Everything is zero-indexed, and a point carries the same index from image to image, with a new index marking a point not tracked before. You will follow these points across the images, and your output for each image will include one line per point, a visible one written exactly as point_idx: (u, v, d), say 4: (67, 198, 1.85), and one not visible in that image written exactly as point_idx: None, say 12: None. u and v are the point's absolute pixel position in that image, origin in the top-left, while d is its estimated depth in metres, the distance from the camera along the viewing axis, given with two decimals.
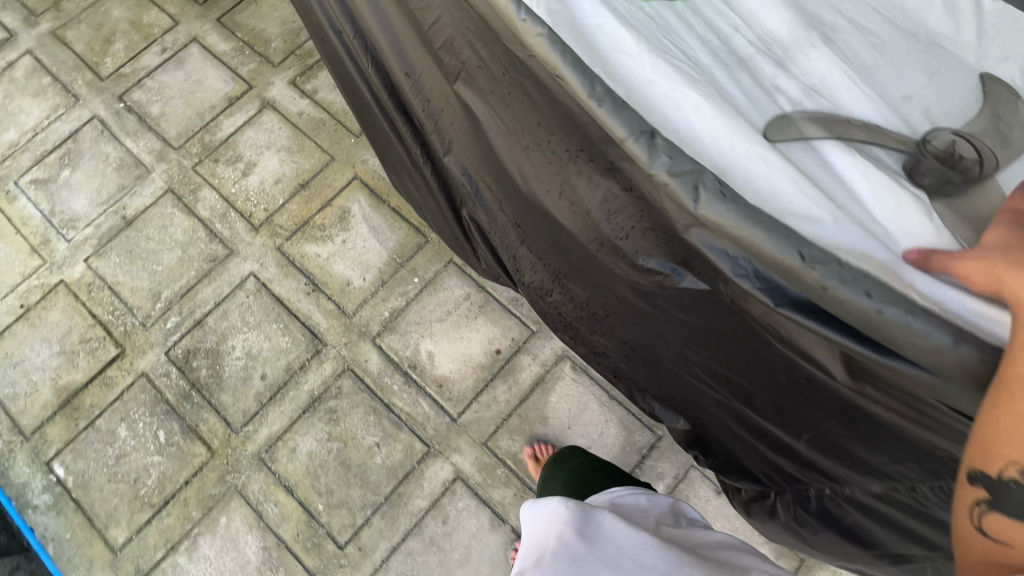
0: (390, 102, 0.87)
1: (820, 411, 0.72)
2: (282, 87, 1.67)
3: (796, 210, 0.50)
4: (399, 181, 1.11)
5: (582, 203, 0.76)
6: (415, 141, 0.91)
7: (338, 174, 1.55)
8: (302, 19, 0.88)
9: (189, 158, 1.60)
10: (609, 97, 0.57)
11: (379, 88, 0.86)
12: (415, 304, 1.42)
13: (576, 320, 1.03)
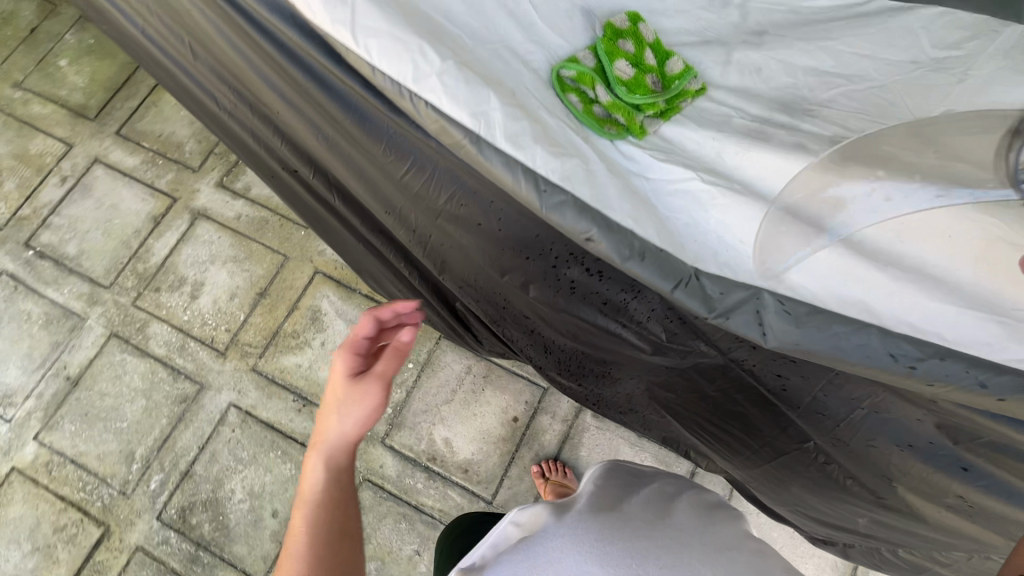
0: (367, 231, 0.81)
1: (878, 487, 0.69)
2: (210, 192, 1.53)
3: (864, 295, 0.46)
4: (379, 286, 1.02)
5: (598, 293, 0.70)
6: (402, 260, 0.85)
7: (297, 272, 1.44)
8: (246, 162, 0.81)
9: (125, 294, 1.45)
10: (644, 251, 0.49)
11: (352, 218, 0.81)
12: (417, 391, 1.34)
13: (599, 386, 0.98)
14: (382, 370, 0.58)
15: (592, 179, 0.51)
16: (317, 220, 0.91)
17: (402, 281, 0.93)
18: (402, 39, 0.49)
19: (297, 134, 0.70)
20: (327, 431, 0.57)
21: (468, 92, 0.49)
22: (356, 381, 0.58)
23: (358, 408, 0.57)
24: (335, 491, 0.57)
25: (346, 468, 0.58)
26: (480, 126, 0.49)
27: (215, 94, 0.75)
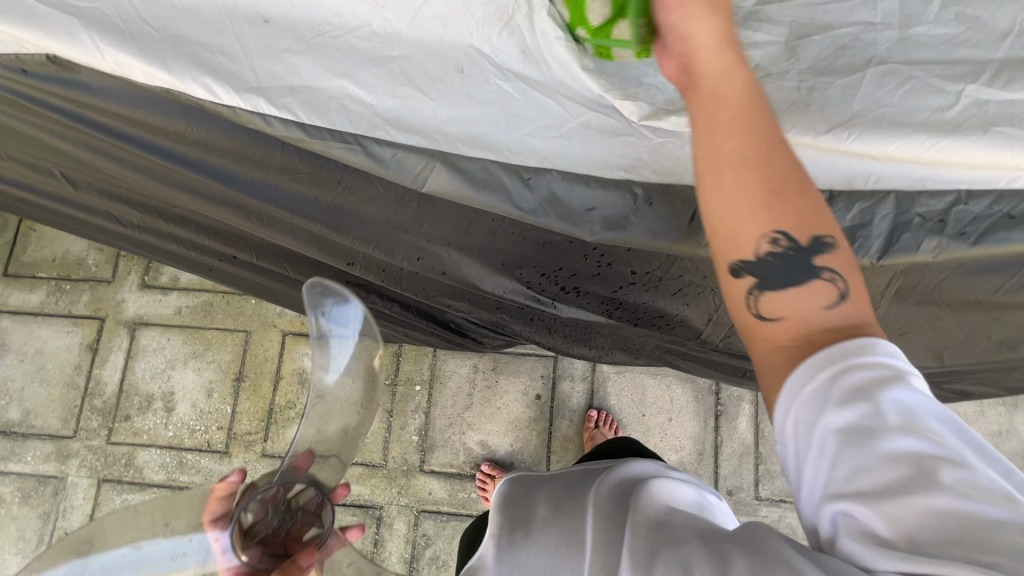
0: (332, 288, 0.83)
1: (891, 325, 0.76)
2: (137, 298, 1.40)
3: (867, 177, 0.59)
4: None
5: (592, 274, 0.71)
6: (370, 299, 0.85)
7: (265, 342, 1.37)
8: (193, 252, 0.83)
9: (95, 435, 1.33)
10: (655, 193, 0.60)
11: (314, 280, 0.82)
12: (435, 409, 1.30)
13: (609, 349, 1.02)
14: None
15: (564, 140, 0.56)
16: (285, 296, 0.91)
17: (410, 328, 0.97)
18: (318, 89, 0.53)
19: (227, 223, 0.73)
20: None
21: (407, 114, 0.54)
22: None
23: None
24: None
25: None
26: (435, 140, 0.56)
27: (129, 220, 0.78)
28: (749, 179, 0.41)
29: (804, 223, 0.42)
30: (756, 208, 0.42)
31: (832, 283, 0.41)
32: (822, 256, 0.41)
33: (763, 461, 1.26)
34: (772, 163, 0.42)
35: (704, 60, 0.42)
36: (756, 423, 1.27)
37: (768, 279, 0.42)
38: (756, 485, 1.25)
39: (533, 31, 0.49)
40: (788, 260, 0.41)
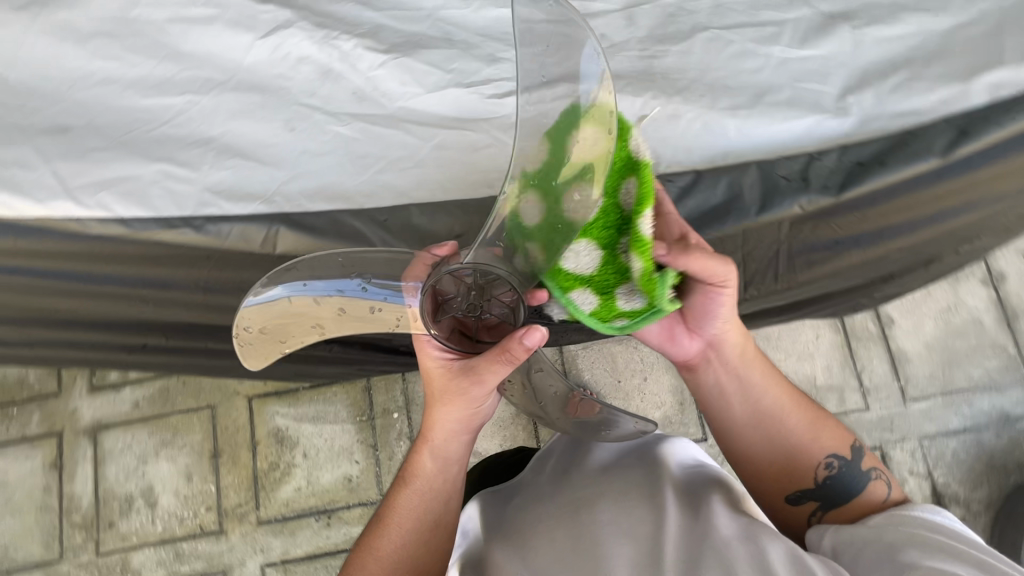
0: None
1: (801, 254, 0.78)
2: (90, 403, 1.35)
3: (719, 151, 0.66)
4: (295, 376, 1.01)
5: None
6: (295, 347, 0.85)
7: (233, 411, 1.34)
8: (97, 350, 0.83)
9: (83, 551, 1.29)
10: None
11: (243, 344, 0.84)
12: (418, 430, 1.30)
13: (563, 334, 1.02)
14: (488, 378, 0.60)
15: (418, 166, 0.64)
16: (225, 365, 0.92)
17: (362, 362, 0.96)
18: (137, 177, 0.61)
19: (115, 314, 0.75)
20: (440, 434, 0.64)
21: (237, 180, 0.62)
22: (457, 387, 0.62)
23: (455, 409, 0.63)
24: (438, 507, 0.64)
25: (455, 459, 0.66)
26: (275, 202, 0.62)
27: (25, 339, 0.81)
28: (787, 433, 0.64)
29: (829, 446, 0.64)
30: (794, 450, 0.64)
31: (872, 482, 0.62)
32: (857, 464, 0.63)
33: None
34: (792, 414, 0.65)
35: (727, 351, 0.65)
36: None
37: (822, 491, 0.63)
38: None
39: (360, 72, 0.65)
40: (823, 477, 0.63)
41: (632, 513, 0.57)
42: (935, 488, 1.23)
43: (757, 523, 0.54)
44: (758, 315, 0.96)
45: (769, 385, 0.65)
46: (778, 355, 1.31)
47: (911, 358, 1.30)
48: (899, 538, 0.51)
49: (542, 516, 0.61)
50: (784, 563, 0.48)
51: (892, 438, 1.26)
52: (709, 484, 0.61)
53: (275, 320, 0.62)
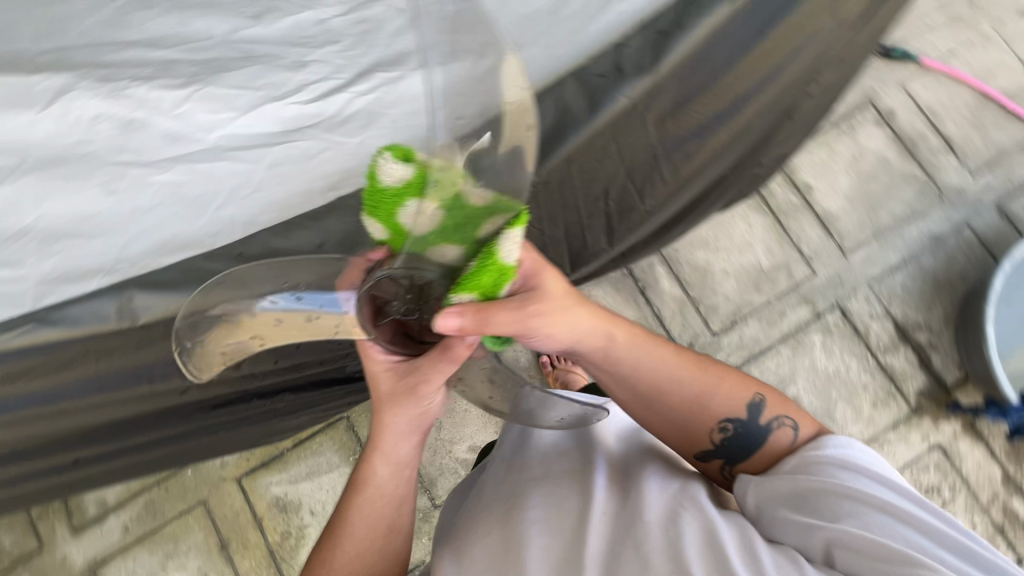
0: (194, 426, 0.79)
1: (676, 140, 0.80)
2: (77, 545, 1.29)
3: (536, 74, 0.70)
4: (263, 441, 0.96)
5: None
6: (244, 408, 0.81)
7: (226, 498, 1.31)
8: (30, 484, 0.77)
9: None
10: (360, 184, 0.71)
11: (186, 425, 0.78)
12: None
13: None
14: (437, 381, 0.60)
15: (257, 189, 0.67)
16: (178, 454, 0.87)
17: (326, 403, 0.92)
18: None
19: (28, 445, 0.69)
20: (389, 440, 0.63)
21: (73, 262, 0.61)
22: (404, 394, 0.60)
23: (403, 420, 0.62)
24: (390, 514, 0.65)
25: (408, 465, 0.65)
26: (121, 269, 0.63)
27: None
28: (682, 407, 0.67)
29: (726, 408, 0.67)
30: (693, 419, 0.67)
31: (776, 432, 0.65)
32: (756, 419, 0.66)
33: (700, 302, 1.32)
34: (682, 391, 0.66)
35: (604, 355, 0.65)
36: (674, 275, 1.33)
37: (728, 451, 0.66)
38: (707, 323, 1.31)
39: (170, 113, 0.63)
40: (725, 436, 0.66)
41: (565, 499, 0.62)
42: (896, 323, 1.30)
43: (684, 498, 0.60)
44: (677, 217, 0.97)
45: (654, 371, 0.66)
46: (721, 254, 1.35)
47: (837, 214, 1.36)
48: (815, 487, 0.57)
49: (487, 509, 0.65)
50: (694, 540, 0.54)
51: (845, 292, 1.32)
52: (644, 462, 0.67)
53: (203, 324, 0.54)
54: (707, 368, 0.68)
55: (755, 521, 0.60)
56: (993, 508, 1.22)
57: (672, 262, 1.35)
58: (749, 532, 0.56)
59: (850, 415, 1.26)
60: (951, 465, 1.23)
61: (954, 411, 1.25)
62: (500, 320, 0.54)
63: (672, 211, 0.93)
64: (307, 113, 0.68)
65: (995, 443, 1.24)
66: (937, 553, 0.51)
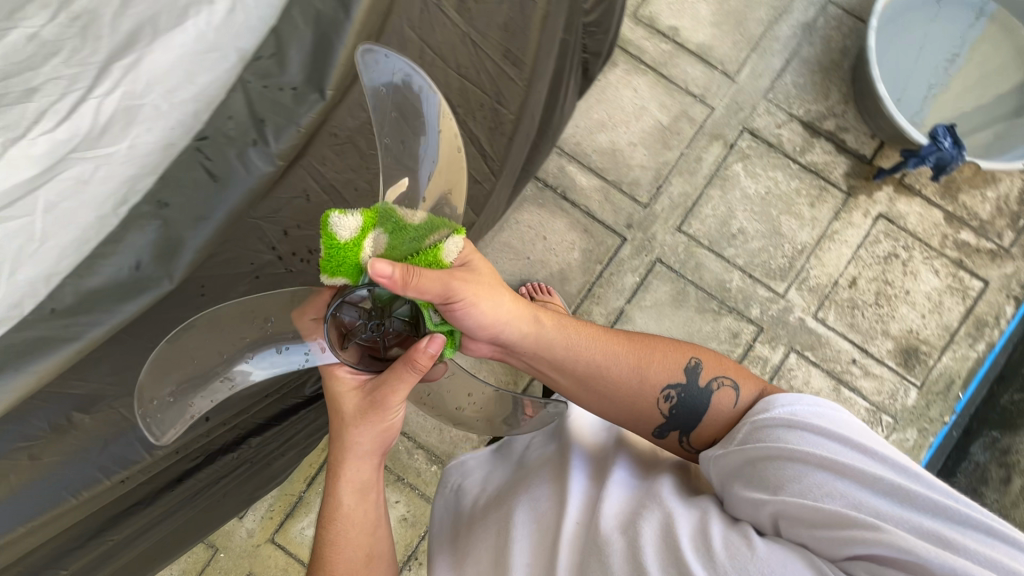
0: (173, 511, 0.70)
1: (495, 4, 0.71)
2: None
3: None
4: (248, 497, 0.89)
5: (278, 241, 0.62)
6: (215, 470, 0.74)
7: (269, 559, 1.29)
8: None
9: None
10: (164, 191, 0.49)
11: (149, 512, 0.66)
12: (418, 432, 1.30)
13: None
14: (398, 398, 0.61)
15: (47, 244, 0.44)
16: (147, 556, 0.73)
17: (292, 429, 0.87)
18: None
19: None
20: (354, 465, 0.63)
21: None
22: (368, 413, 0.61)
23: (364, 443, 0.62)
24: (368, 541, 0.63)
25: (373, 486, 0.65)
26: None
27: None
28: (625, 386, 0.71)
29: (666, 376, 0.71)
30: (636, 395, 0.71)
31: (717, 394, 0.69)
32: (697, 383, 0.70)
33: (621, 182, 1.31)
34: (618, 371, 0.71)
35: (529, 345, 0.72)
36: (586, 167, 1.32)
37: (678, 420, 0.70)
38: (635, 198, 1.31)
39: None
40: (671, 405, 0.70)
41: (542, 512, 0.67)
42: (803, 122, 1.32)
43: (648, 497, 0.63)
44: (543, 90, 0.91)
45: (583, 355, 0.72)
46: (621, 129, 1.33)
47: (709, 43, 1.35)
48: (755, 455, 0.60)
49: (481, 534, 0.69)
50: (651, 536, 0.57)
51: (747, 113, 1.32)
52: (615, 450, 0.73)
53: (172, 358, 0.51)
54: (640, 345, 0.73)
55: (720, 497, 0.63)
56: (947, 248, 1.28)
57: (580, 156, 1.33)
58: (705, 516, 0.59)
59: (795, 224, 1.29)
60: (898, 228, 1.28)
61: (882, 179, 1.28)
62: (428, 278, 0.57)
63: (534, 87, 0.86)
64: (62, 131, 0.44)
65: (927, 188, 1.29)
66: (873, 505, 0.52)
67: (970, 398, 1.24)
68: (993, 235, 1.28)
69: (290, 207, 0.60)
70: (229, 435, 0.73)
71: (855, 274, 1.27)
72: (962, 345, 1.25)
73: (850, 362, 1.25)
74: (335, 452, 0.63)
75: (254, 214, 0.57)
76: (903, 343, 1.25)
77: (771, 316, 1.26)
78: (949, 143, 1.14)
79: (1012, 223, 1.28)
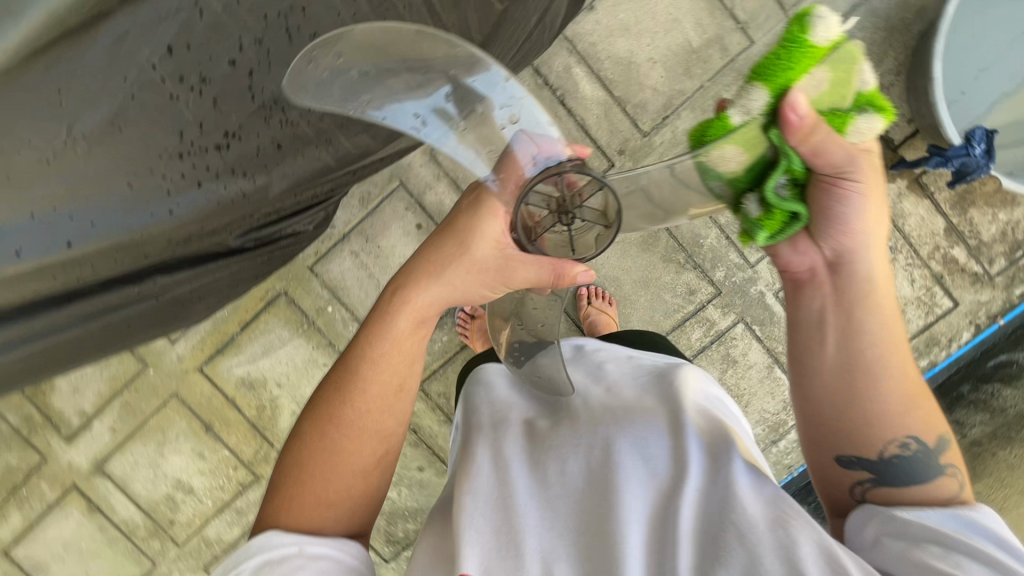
0: (55, 326, 0.68)
1: None
2: (76, 450, 1.37)
3: None
4: (156, 326, 0.88)
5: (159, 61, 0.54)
6: (109, 299, 0.71)
7: (194, 386, 1.35)
8: None
9: (169, 548, 1.41)
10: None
11: (29, 325, 0.65)
12: (358, 307, 1.30)
13: (384, 152, 0.88)
14: (521, 277, 0.59)
15: None
16: (36, 359, 0.74)
17: (208, 274, 0.83)
18: None
19: None
20: (432, 297, 0.62)
21: None
22: (485, 268, 0.60)
23: (452, 291, 0.62)
24: (404, 372, 0.64)
25: (429, 324, 0.65)
26: None
27: None
28: (880, 399, 0.54)
29: (928, 431, 0.55)
30: (884, 418, 0.54)
31: (944, 478, 0.54)
32: (937, 457, 0.54)
33: (626, 102, 1.19)
34: (889, 384, 0.54)
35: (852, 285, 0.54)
36: (594, 74, 1.19)
37: (887, 468, 0.54)
38: (636, 123, 1.19)
39: None
40: (907, 450, 0.54)
41: (655, 471, 0.55)
42: None
43: (791, 510, 0.49)
44: None
45: (876, 345, 0.54)
46: (645, 40, 1.18)
47: None
48: (959, 543, 0.46)
49: (559, 458, 0.58)
50: (813, 555, 0.45)
51: None
52: (723, 433, 0.58)
53: (384, 41, 0.47)
54: (926, 392, 0.56)
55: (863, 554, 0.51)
56: (933, 260, 1.21)
57: (591, 60, 1.19)
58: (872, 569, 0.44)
59: None
60: (893, 226, 1.21)
61: (899, 170, 1.18)
62: (835, 147, 0.45)
63: None
64: None
65: (939, 193, 1.19)
66: None
67: None
68: (983, 259, 1.21)
69: (175, 20, 0.53)
70: (128, 270, 0.68)
71: None
72: None
73: None
74: (429, 277, 0.62)
75: (127, 16, 0.52)
76: None
77: (733, 283, 1.23)
78: (980, 150, 1.05)
79: (1008, 252, 1.21)
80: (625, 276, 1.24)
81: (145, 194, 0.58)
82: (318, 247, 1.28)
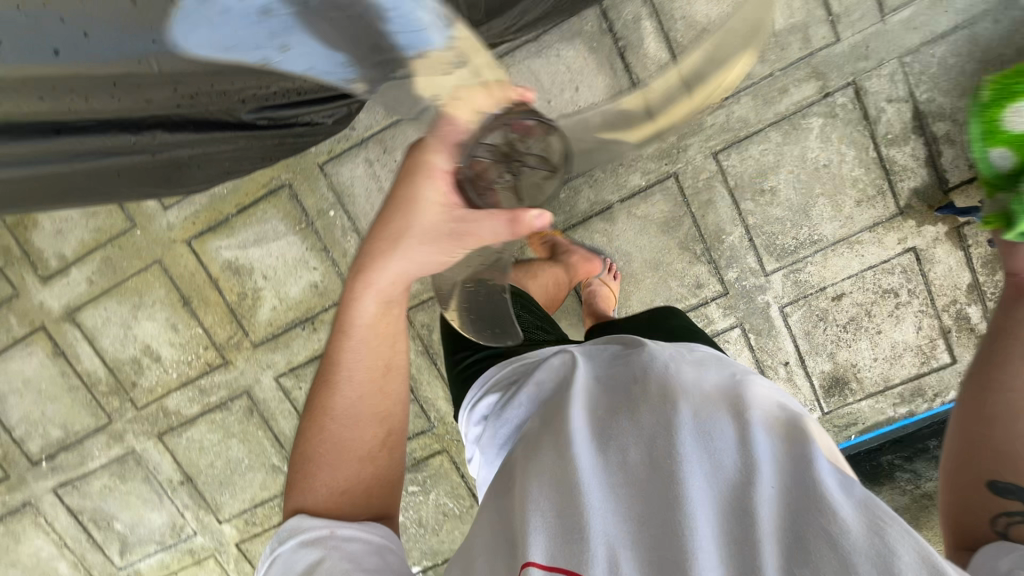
0: (38, 155, 0.64)
1: None
2: (50, 293, 1.35)
3: None
4: (150, 184, 0.84)
5: None
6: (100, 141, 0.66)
7: (179, 258, 1.31)
8: None
9: (125, 409, 1.42)
10: None
11: (10, 149, 0.60)
12: (360, 218, 1.26)
13: None
14: (483, 234, 0.49)
15: None
16: (17, 187, 0.70)
17: (213, 143, 0.78)
18: None
19: None
20: (392, 275, 0.56)
21: None
22: (440, 233, 0.51)
23: (410, 266, 0.54)
24: (387, 350, 0.61)
25: (396, 301, 0.59)
26: None
27: None
28: None
29: None
30: None
31: None
32: None
33: None
34: None
35: None
36: (662, 34, 1.10)
37: None
38: None
39: None
40: None
41: (720, 464, 0.45)
42: (916, 109, 1.09)
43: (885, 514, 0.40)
44: None
45: None
46: None
47: None
48: None
49: (613, 440, 0.49)
50: (917, 571, 0.37)
51: (867, 64, 1.08)
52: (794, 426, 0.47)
53: None
54: None
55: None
56: (946, 313, 1.18)
57: (664, 16, 1.10)
58: None
59: (827, 214, 1.15)
60: (919, 269, 1.17)
61: (942, 214, 1.13)
62: None
63: None
64: None
65: (976, 248, 1.15)
66: None
67: (856, 444, 1.28)
68: None
69: None
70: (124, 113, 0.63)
71: (846, 290, 1.19)
72: (887, 401, 1.24)
73: (780, 362, 1.23)
74: (379, 255, 0.55)
75: None
76: (838, 372, 1.23)
77: (742, 287, 1.20)
78: None
79: None
80: (636, 254, 1.21)
81: (148, 19, 0.49)
82: (333, 147, 1.22)
